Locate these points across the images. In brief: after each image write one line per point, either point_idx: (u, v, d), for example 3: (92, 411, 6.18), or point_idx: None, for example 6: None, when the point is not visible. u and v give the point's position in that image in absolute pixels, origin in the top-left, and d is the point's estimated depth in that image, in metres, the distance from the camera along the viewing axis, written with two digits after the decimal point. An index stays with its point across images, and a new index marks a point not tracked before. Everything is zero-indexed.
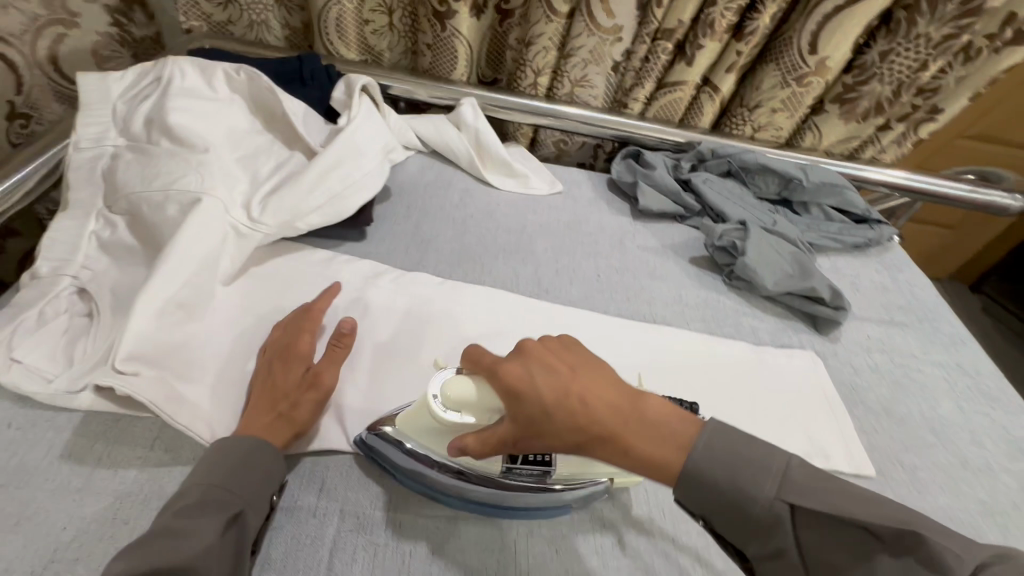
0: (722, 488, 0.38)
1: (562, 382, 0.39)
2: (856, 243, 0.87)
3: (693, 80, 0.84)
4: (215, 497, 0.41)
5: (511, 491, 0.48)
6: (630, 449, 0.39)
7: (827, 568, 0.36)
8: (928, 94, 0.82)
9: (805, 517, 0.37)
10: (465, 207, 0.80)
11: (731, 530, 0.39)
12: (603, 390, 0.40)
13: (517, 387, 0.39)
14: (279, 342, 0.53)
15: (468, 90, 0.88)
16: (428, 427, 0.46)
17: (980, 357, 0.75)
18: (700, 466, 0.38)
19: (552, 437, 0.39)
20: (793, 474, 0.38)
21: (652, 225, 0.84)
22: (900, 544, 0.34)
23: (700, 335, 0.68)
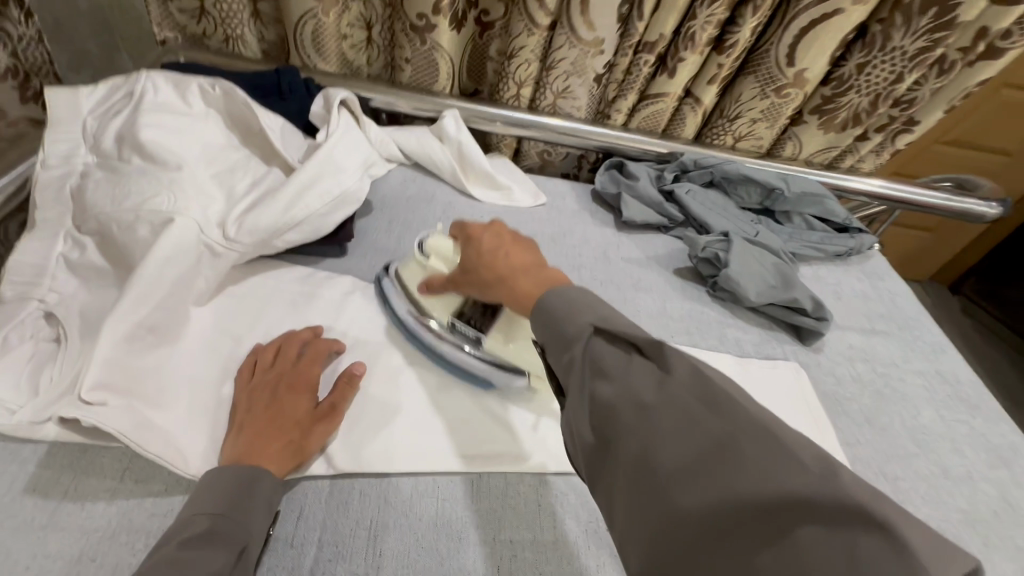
0: (557, 311, 0.42)
1: (496, 241, 0.54)
2: (837, 252, 0.88)
3: (675, 92, 0.85)
4: (222, 529, 0.41)
5: (444, 339, 0.58)
6: (513, 289, 0.48)
7: (614, 399, 0.36)
8: (904, 105, 0.83)
9: (602, 341, 0.39)
10: (448, 220, 0.79)
11: (552, 351, 0.42)
12: (519, 257, 0.51)
13: (471, 233, 0.56)
14: (277, 371, 0.52)
15: (450, 102, 0.87)
16: (416, 275, 0.63)
17: (959, 364, 0.76)
18: (549, 304, 0.43)
19: (475, 270, 0.53)
20: (610, 316, 0.40)
21: (636, 236, 0.84)
22: (765, 440, 0.31)
23: (684, 348, 0.68)
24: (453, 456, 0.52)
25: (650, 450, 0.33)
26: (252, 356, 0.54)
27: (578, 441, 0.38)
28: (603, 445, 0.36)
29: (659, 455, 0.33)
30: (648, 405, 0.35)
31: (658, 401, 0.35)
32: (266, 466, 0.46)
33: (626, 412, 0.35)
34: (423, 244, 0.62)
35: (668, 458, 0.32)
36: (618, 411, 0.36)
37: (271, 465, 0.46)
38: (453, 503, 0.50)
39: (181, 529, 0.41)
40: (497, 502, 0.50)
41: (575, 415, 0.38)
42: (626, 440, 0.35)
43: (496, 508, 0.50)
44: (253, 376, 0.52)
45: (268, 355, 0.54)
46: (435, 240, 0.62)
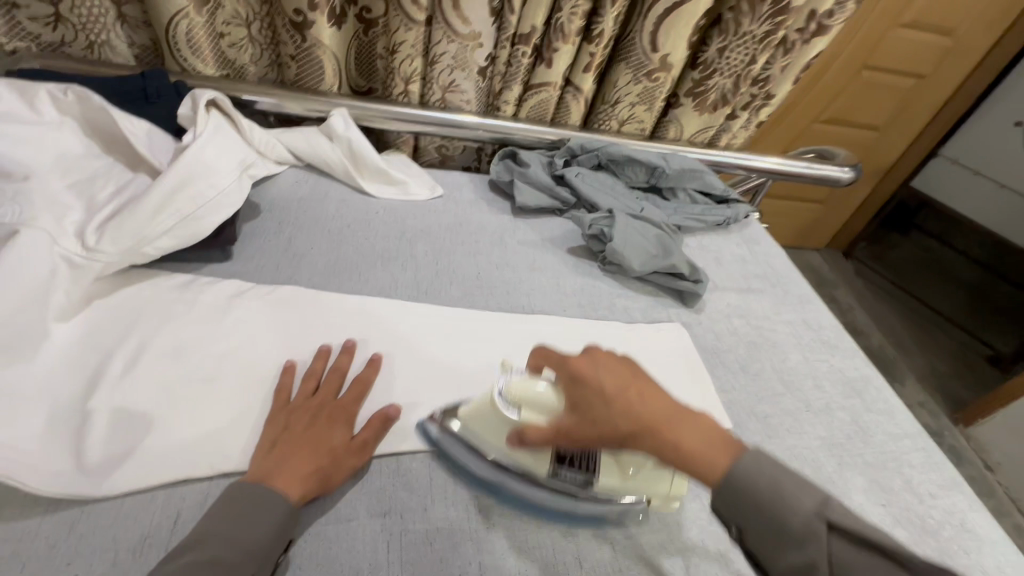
0: (750, 502, 0.40)
1: (622, 379, 0.44)
2: (717, 222, 0.96)
3: (556, 81, 0.89)
4: (227, 558, 0.41)
5: (549, 491, 0.51)
6: (668, 441, 0.41)
7: (855, 572, 0.36)
8: (760, 84, 0.93)
9: (842, 539, 0.38)
10: (341, 217, 0.79)
11: (753, 534, 0.40)
12: (664, 405, 0.43)
13: (580, 373, 0.45)
14: (321, 398, 0.54)
15: (338, 100, 0.87)
16: (494, 426, 0.51)
17: (822, 312, 0.84)
18: (743, 477, 0.40)
19: (605, 432, 0.43)
20: (832, 501, 0.40)
21: (531, 220, 0.88)
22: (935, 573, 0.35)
23: (576, 320, 0.72)
24: None
25: None
26: (285, 380, 0.55)
27: None
28: None
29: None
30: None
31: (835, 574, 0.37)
32: (288, 490, 0.46)
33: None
34: (502, 396, 0.50)
35: None
36: None
37: (290, 489, 0.46)
38: (342, 488, 0.50)
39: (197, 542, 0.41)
40: (386, 481, 0.51)
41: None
42: None
43: (384, 487, 0.51)
44: (290, 401, 0.53)
45: (310, 386, 0.55)
46: (518, 385, 0.50)
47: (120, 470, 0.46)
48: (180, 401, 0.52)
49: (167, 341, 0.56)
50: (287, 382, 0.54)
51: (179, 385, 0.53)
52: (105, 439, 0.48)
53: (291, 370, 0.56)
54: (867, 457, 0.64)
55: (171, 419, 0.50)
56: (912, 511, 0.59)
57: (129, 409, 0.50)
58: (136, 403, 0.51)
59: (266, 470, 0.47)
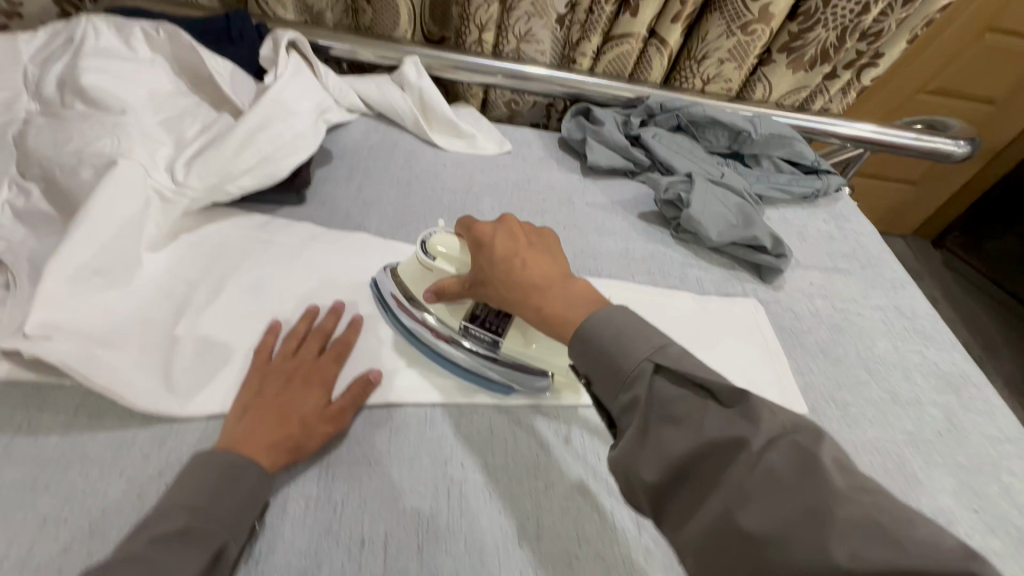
0: (606, 352, 0.42)
1: (510, 244, 0.50)
2: (804, 194, 0.88)
3: (639, 32, 0.84)
4: (203, 526, 0.39)
5: (456, 346, 0.55)
6: (540, 304, 0.46)
7: (686, 447, 0.36)
8: (870, 39, 0.83)
9: (667, 379, 0.40)
10: (409, 168, 0.78)
11: (602, 384, 0.42)
12: (534, 260, 0.49)
13: (481, 238, 0.51)
14: (298, 361, 0.51)
15: (412, 48, 0.85)
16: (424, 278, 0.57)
17: (918, 299, 0.77)
18: (593, 327, 0.43)
19: (494, 281, 0.49)
20: (668, 347, 0.41)
21: (601, 181, 0.84)
22: (737, 402, 0.37)
23: (644, 287, 0.69)
24: (407, 388, 0.53)
25: (736, 509, 0.33)
26: (268, 342, 0.52)
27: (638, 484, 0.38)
28: (679, 489, 0.37)
29: (670, 441, 0.37)
30: (727, 446, 0.36)
31: (655, 408, 0.39)
32: (259, 458, 0.43)
33: (656, 417, 0.39)
34: (426, 244, 0.56)
35: (673, 443, 0.37)
36: (699, 459, 0.36)
37: (262, 457, 0.43)
38: (406, 431, 0.50)
39: (170, 510, 0.39)
40: (450, 429, 0.51)
41: (640, 460, 0.38)
42: (677, 421, 0.38)
43: (447, 434, 0.51)
44: (270, 360, 0.51)
45: (293, 344, 0.52)
46: (441, 240, 0.56)
47: (205, 391, 0.49)
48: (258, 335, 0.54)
49: (244, 277, 0.58)
50: (269, 341, 0.52)
51: (256, 321, 0.55)
52: (190, 363, 0.50)
53: (277, 330, 0.53)
54: (961, 457, 0.58)
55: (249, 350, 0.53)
56: (1010, 519, 0.54)
57: (211, 337, 0.53)
58: (218, 333, 0.53)
59: (238, 437, 0.44)
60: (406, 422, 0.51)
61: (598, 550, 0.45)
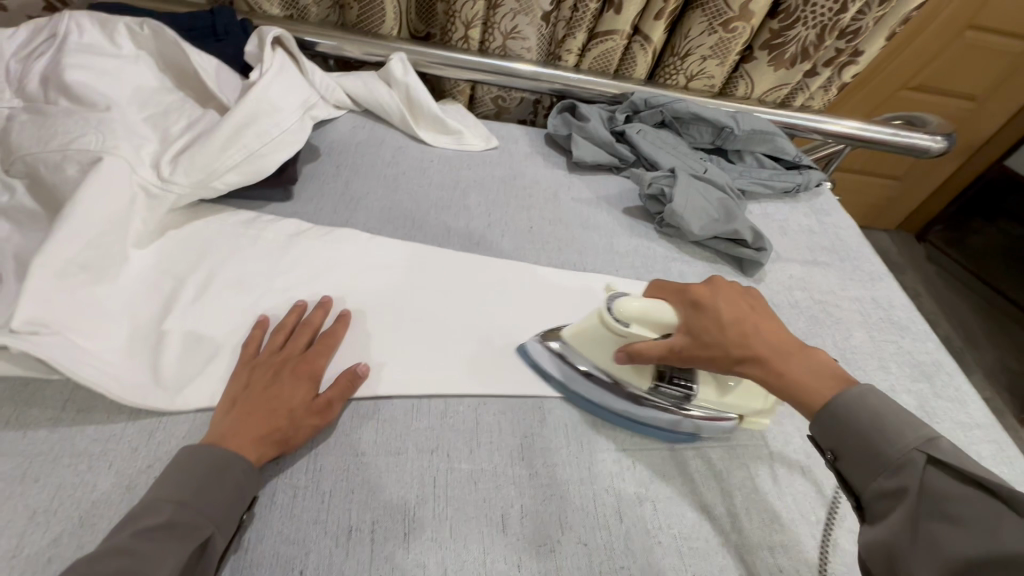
0: (855, 435, 0.43)
1: (735, 314, 0.49)
2: (785, 188, 0.90)
3: (624, 29, 0.85)
4: (186, 520, 0.40)
5: (648, 405, 0.54)
6: (781, 375, 0.46)
7: (968, 550, 0.35)
8: (849, 37, 0.84)
9: (945, 474, 0.39)
10: (396, 164, 0.79)
11: (853, 469, 0.43)
12: (772, 337, 0.48)
13: (700, 299, 0.49)
14: (285, 355, 0.52)
15: (398, 44, 0.85)
16: (595, 337, 0.53)
17: (894, 291, 0.79)
18: (845, 410, 0.44)
19: (716, 346, 0.48)
20: (940, 441, 0.41)
21: (587, 176, 0.85)
22: (1011, 514, 0.35)
23: (628, 280, 0.71)
24: (392, 380, 0.54)
25: None
26: (256, 336, 0.53)
27: None
28: None
29: (949, 545, 0.36)
30: (1009, 561, 0.33)
31: (930, 503, 0.38)
32: (245, 452, 0.44)
33: (927, 510, 0.38)
34: (611, 307, 0.50)
35: (957, 547, 0.36)
36: (967, 572, 0.35)
37: (248, 451, 0.44)
38: (392, 423, 0.51)
39: (157, 504, 0.40)
40: (436, 421, 0.52)
41: (911, 557, 0.37)
42: (953, 524, 0.37)
43: (433, 425, 0.52)
44: (258, 354, 0.52)
45: (280, 338, 0.53)
46: (626, 303, 0.49)
47: (192, 384, 0.50)
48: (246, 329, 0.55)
49: (232, 273, 0.59)
50: (257, 335, 0.53)
51: (244, 316, 0.56)
52: (178, 356, 0.51)
53: (266, 325, 0.54)
54: None
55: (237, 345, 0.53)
56: None
57: (198, 332, 0.53)
58: (206, 328, 0.54)
59: (225, 431, 0.45)
60: (392, 414, 0.52)
61: (580, 536, 0.47)
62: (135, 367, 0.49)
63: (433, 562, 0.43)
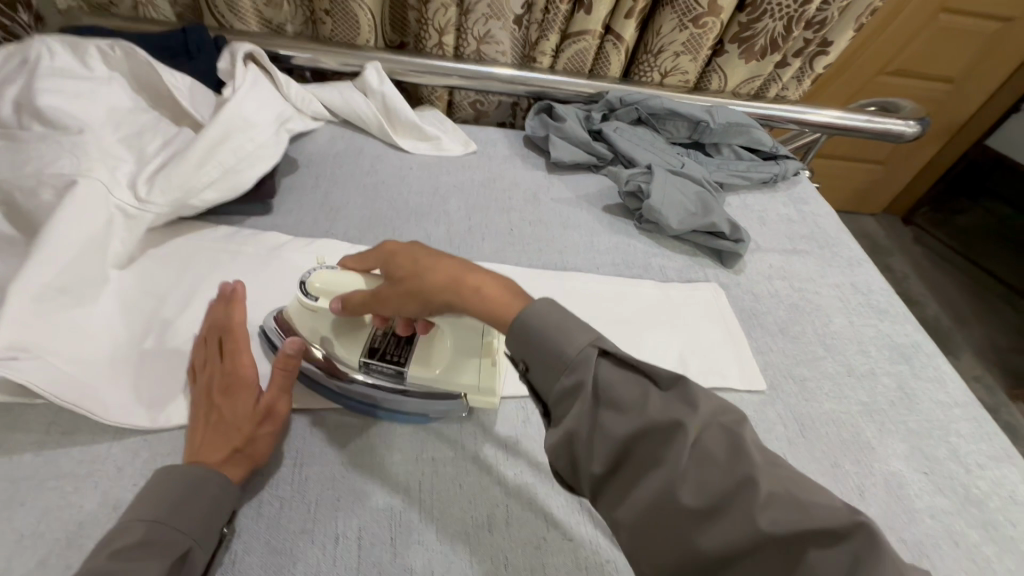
0: (548, 351, 0.38)
1: (410, 256, 0.44)
2: (763, 179, 0.91)
3: (595, 29, 0.86)
4: (163, 536, 0.39)
5: (364, 385, 0.52)
6: (469, 294, 0.41)
7: (628, 430, 0.35)
8: (816, 27, 0.86)
9: (614, 365, 0.38)
10: (376, 173, 0.79)
11: (542, 377, 0.39)
12: (442, 267, 0.43)
13: (393, 246, 0.47)
14: (211, 372, 0.49)
15: (374, 54, 0.86)
16: (308, 317, 0.53)
17: (873, 276, 0.80)
18: (529, 317, 0.39)
19: (412, 279, 0.44)
20: (596, 342, 0.38)
21: (566, 176, 0.86)
22: (676, 389, 0.37)
23: (609, 277, 0.71)
24: None
25: (675, 491, 0.33)
26: (192, 360, 0.51)
27: (585, 474, 0.37)
28: (618, 474, 0.36)
29: (613, 427, 0.36)
30: (667, 430, 0.35)
31: (599, 395, 0.37)
32: (226, 471, 0.44)
33: (603, 403, 0.37)
34: (303, 285, 0.52)
35: (613, 427, 0.36)
36: (639, 446, 0.35)
37: (227, 471, 0.44)
38: (378, 429, 0.52)
39: (134, 523, 0.40)
40: (422, 426, 0.53)
41: (587, 448, 0.36)
42: (651, 399, 0.36)
43: (418, 430, 0.52)
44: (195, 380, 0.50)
45: (213, 349, 0.51)
46: (318, 276, 0.51)
47: (179, 399, 0.50)
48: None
49: (213, 289, 0.59)
50: (201, 356, 0.51)
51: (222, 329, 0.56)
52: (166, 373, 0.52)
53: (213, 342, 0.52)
54: (913, 424, 0.61)
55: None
56: (957, 480, 0.57)
57: (181, 350, 0.53)
58: (189, 345, 0.54)
59: (197, 455, 0.45)
60: (377, 421, 0.53)
61: (566, 532, 0.48)
62: (122, 386, 0.50)
63: (421, 564, 0.44)
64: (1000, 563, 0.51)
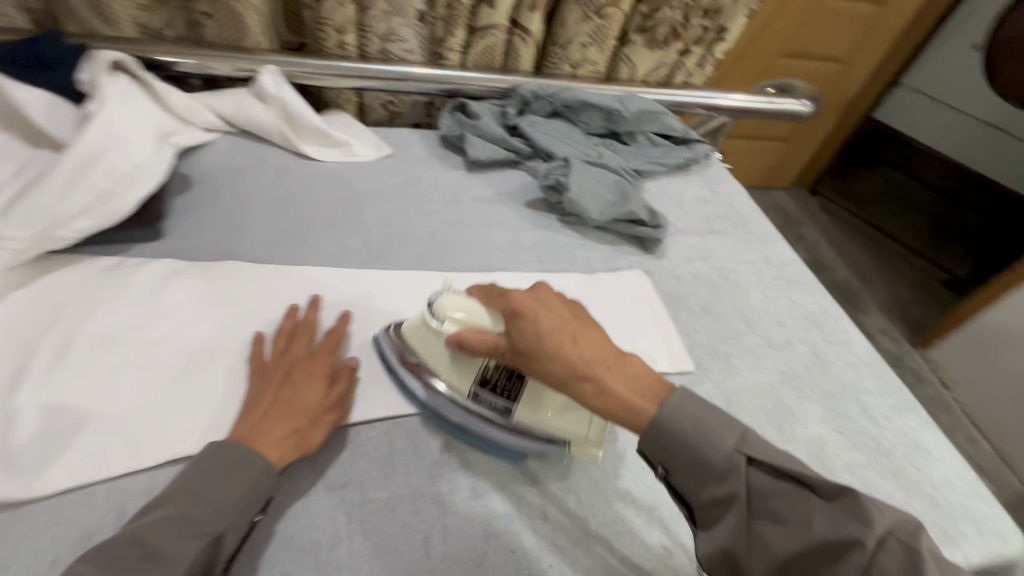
0: (684, 449, 0.42)
1: (562, 317, 0.45)
2: (678, 163, 0.93)
3: (502, 23, 0.84)
4: (185, 532, 0.39)
5: (465, 408, 0.52)
6: (598, 387, 0.42)
7: (792, 547, 0.38)
8: (712, 15, 0.91)
9: (764, 473, 0.41)
10: (282, 185, 0.74)
11: (681, 477, 0.43)
12: (589, 339, 0.44)
13: (520, 308, 0.45)
14: (292, 355, 0.51)
15: (269, 57, 0.80)
16: (423, 338, 0.53)
17: (784, 249, 0.85)
18: (668, 418, 0.42)
19: (535, 360, 0.44)
20: (746, 443, 0.42)
21: (486, 174, 0.84)
22: (844, 501, 0.38)
23: (536, 274, 0.71)
24: None
25: None
26: (256, 360, 0.51)
27: (736, 572, 0.42)
28: None
29: (775, 539, 0.39)
30: (841, 547, 0.37)
31: (754, 503, 0.40)
32: (267, 451, 0.44)
33: (755, 516, 0.40)
34: (433, 304, 0.52)
35: (779, 544, 0.39)
36: (807, 560, 0.38)
37: (267, 450, 0.44)
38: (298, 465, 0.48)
39: (148, 513, 0.40)
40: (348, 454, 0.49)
41: (745, 556, 0.41)
42: (785, 517, 0.39)
43: (344, 460, 0.49)
44: (262, 363, 0.51)
45: (281, 348, 0.52)
46: (447, 300, 0.52)
47: (129, 449, 0.46)
48: (218, 370, 0.52)
49: (96, 329, 0.52)
50: (259, 348, 0.52)
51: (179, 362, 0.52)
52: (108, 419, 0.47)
53: (263, 340, 0.53)
54: (827, 386, 0.65)
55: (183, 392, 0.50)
56: (868, 434, 0.61)
57: (60, 404, 0.47)
58: (69, 397, 0.48)
59: (253, 431, 0.45)
60: None
61: (507, 543, 0.47)
62: (55, 437, 0.45)
63: None
64: (910, 508, 0.55)
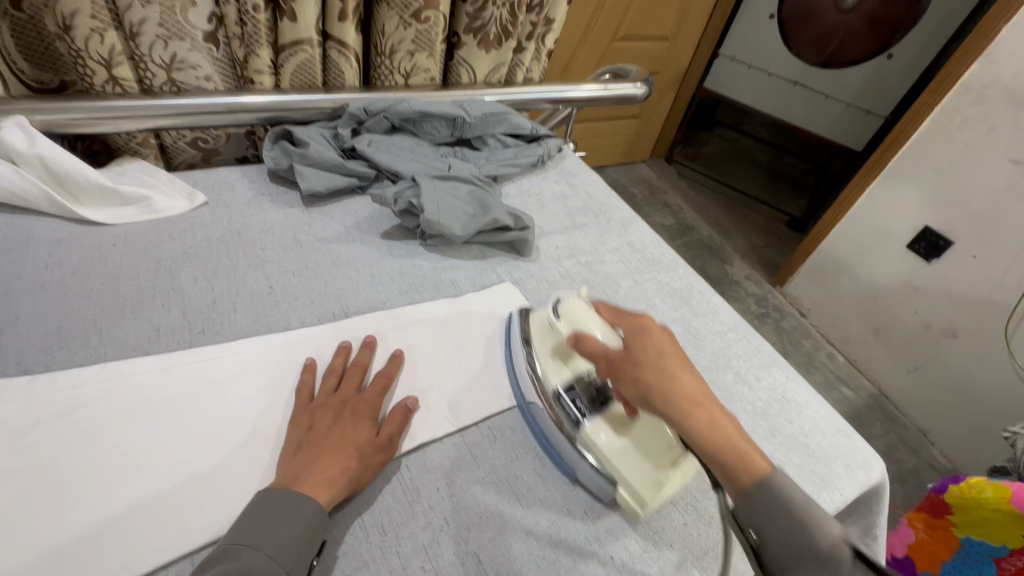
0: (780, 518, 0.39)
1: (655, 351, 0.45)
2: (532, 161, 0.91)
3: (312, 38, 0.76)
4: (260, 564, 0.38)
5: (552, 416, 0.53)
6: (697, 418, 0.41)
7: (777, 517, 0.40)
8: (537, 10, 0.90)
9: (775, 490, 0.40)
10: (57, 265, 0.59)
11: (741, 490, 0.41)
12: (682, 379, 0.43)
13: (629, 338, 0.46)
14: (344, 395, 0.51)
15: (13, 104, 0.63)
16: (546, 338, 0.58)
17: (646, 231, 0.87)
18: (777, 489, 0.39)
19: (660, 389, 0.43)
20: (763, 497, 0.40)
21: (328, 207, 0.76)
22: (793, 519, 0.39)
23: (396, 311, 0.64)
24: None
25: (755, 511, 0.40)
26: (305, 403, 0.50)
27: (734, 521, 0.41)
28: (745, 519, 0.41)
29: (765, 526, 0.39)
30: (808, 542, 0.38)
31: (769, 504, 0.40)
32: (318, 493, 0.43)
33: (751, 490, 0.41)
34: (559, 307, 0.56)
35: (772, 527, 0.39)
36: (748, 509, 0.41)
37: (318, 490, 0.43)
38: None
39: (206, 566, 0.37)
40: None
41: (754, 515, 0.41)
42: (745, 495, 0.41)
43: None
44: (314, 399, 0.51)
45: (349, 389, 0.52)
46: (570, 306, 0.56)
47: (170, 526, 0.43)
48: (188, 436, 0.48)
49: None
50: (309, 379, 0.52)
51: (214, 418, 0.50)
52: (125, 503, 0.43)
53: (313, 367, 0.54)
54: (703, 361, 0.67)
55: (197, 458, 0.47)
56: (745, 400, 0.64)
57: None
58: None
59: (291, 474, 0.44)
60: None
61: None
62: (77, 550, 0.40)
63: None
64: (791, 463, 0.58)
